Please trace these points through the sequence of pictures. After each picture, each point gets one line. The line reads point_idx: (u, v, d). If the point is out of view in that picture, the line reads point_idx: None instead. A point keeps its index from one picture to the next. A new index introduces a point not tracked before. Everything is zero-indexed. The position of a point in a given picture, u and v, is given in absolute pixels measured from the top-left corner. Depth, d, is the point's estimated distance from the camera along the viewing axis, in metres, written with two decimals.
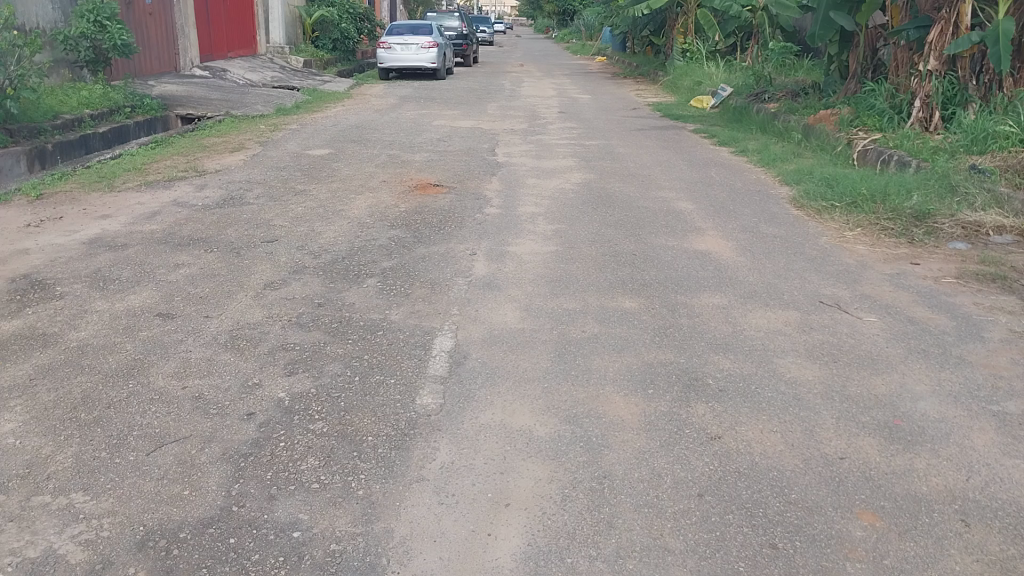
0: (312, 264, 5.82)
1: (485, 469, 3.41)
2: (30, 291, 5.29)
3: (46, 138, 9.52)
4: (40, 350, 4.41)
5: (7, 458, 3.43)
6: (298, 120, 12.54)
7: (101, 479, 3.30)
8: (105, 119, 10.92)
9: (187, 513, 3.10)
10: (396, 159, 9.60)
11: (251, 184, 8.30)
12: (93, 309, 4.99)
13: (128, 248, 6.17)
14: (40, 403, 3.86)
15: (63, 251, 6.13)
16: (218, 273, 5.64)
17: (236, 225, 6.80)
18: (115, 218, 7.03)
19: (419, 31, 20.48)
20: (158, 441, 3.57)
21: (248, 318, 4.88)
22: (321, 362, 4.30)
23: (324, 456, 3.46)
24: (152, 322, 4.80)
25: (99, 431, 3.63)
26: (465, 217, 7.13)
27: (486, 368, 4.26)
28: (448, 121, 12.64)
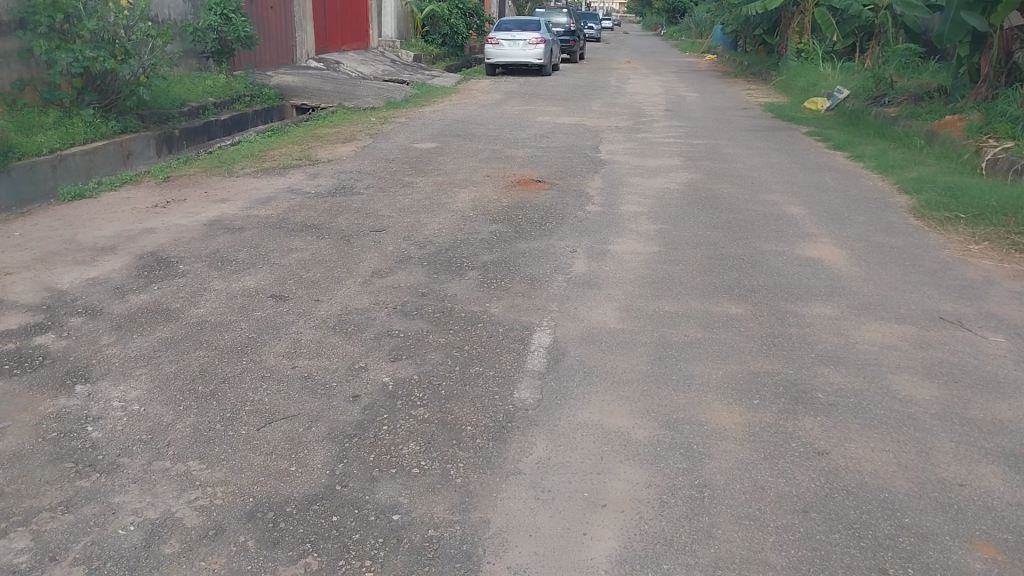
0: (417, 254, 5.94)
1: (582, 468, 3.39)
2: (156, 268, 5.60)
3: (174, 124, 10.07)
4: (163, 324, 4.68)
5: (132, 424, 3.65)
6: (406, 113, 12.82)
7: (216, 449, 3.47)
8: (227, 108, 11.46)
9: (293, 488, 3.22)
10: (499, 154, 9.67)
11: (361, 174, 8.54)
12: (212, 288, 5.25)
13: (245, 231, 6.46)
14: (161, 373, 4.10)
15: (186, 231, 6.47)
16: (328, 259, 5.83)
17: (346, 214, 7.01)
18: (234, 202, 7.37)
19: (527, 28, 20.54)
20: (268, 417, 3.72)
21: (355, 304, 5.03)
22: (424, 350, 4.39)
23: (424, 443, 3.53)
24: (267, 303, 5.00)
25: (214, 404, 3.82)
26: (567, 214, 7.12)
27: (586, 366, 4.25)
28: (553, 118, 12.63)
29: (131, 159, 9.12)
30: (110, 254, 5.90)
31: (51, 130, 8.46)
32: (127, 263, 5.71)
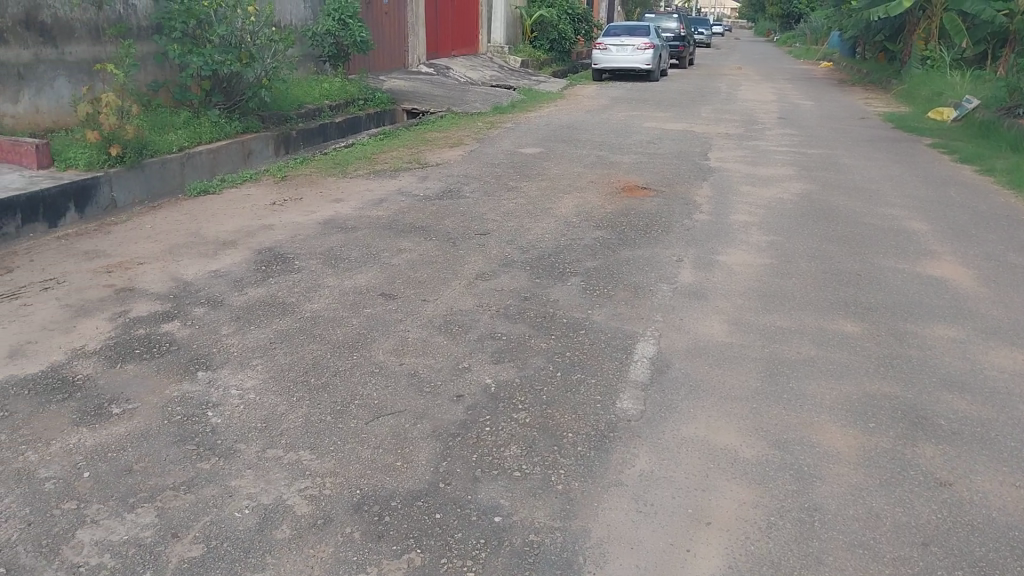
0: (521, 258, 5.98)
1: (686, 484, 3.32)
2: (273, 263, 5.85)
3: (292, 126, 10.50)
4: (279, 316, 4.88)
5: (249, 411, 3.82)
6: (513, 118, 12.93)
7: (325, 440, 3.59)
8: (341, 110, 11.85)
9: (398, 483, 3.29)
10: (605, 160, 9.61)
11: (468, 178, 8.67)
12: (325, 284, 5.44)
13: (357, 230, 6.66)
14: (276, 364, 4.28)
15: (302, 229, 6.73)
16: (435, 260, 5.94)
17: (453, 216, 7.13)
18: (347, 203, 7.61)
19: (636, 33, 20.38)
20: (376, 411, 3.82)
21: (460, 305, 5.10)
22: (527, 354, 4.40)
23: (526, 446, 3.54)
24: (376, 301, 5.14)
25: (325, 396, 3.96)
26: (674, 222, 7.01)
27: (691, 379, 4.16)
28: (659, 124, 12.46)
29: (252, 158, 9.57)
30: (232, 248, 6.21)
31: (181, 129, 8.97)
32: (247, 257, 5.99)
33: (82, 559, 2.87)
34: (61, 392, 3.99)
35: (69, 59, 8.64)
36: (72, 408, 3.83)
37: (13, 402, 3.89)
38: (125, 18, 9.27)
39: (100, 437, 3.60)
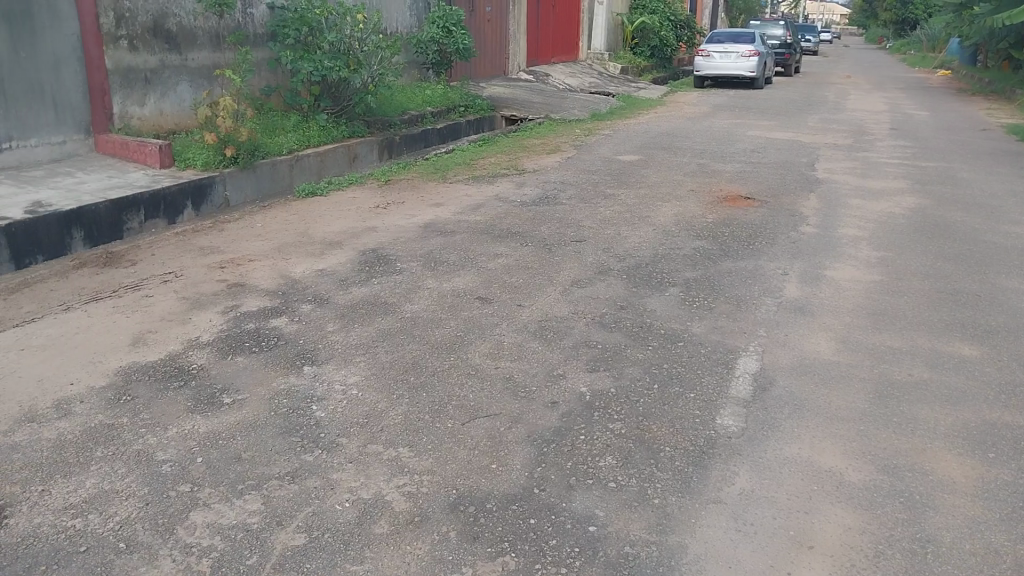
0: (618, 267, 5.93)
1: (788, 505, 3.21)
2: (375, 264, 6.00)
3: (396, 131, 10.75)
4: (381, 316, 5.01)
5: (351, 407, 3.93)
6: (612, 125, 12.86)
7: (423, 439, 3.65)
8: (443, 116, 12.06)
9: (494, 485, 3.32)
10: (706, 169, 9.44)
11: (565, 184, 8.67)
12: (425, 286, 5.54)
13: (455, 234, 6.76)
14: (377, 362, 4.39)
15: (403, 231, 6.89)
16: (532, 266, 5.97)
17: (550, 223, 7.15)
18: (446, 207, 7.74)
19: (740, 40, 19.94)
20: (472, 413, 3.87)
21: (556, 311, 5.10)
22: (623, 364, 4.36)
23: (622, 457, 3.51)
24: (474, 304, 5.21)
25: (424, 395, 4.03)
26: (778, 234, 6.81)
27: (795, 398, 4.03)
28: (763, 133, 12.14)
29: (356, 162, 9.85)
30: (337, 248, 6.41)
31: (291, 133, 9.33)
32: (351, 258, 6.18)
33: (194, 540, 3.01)
34: (178, 379, 4.21)
35: (191, 64, 9.13)
36: (187, 396, 4.04)
37: (135, 387, 4.13)
38: (243, 27, 9.73)
39: (212, 425, 3.78)
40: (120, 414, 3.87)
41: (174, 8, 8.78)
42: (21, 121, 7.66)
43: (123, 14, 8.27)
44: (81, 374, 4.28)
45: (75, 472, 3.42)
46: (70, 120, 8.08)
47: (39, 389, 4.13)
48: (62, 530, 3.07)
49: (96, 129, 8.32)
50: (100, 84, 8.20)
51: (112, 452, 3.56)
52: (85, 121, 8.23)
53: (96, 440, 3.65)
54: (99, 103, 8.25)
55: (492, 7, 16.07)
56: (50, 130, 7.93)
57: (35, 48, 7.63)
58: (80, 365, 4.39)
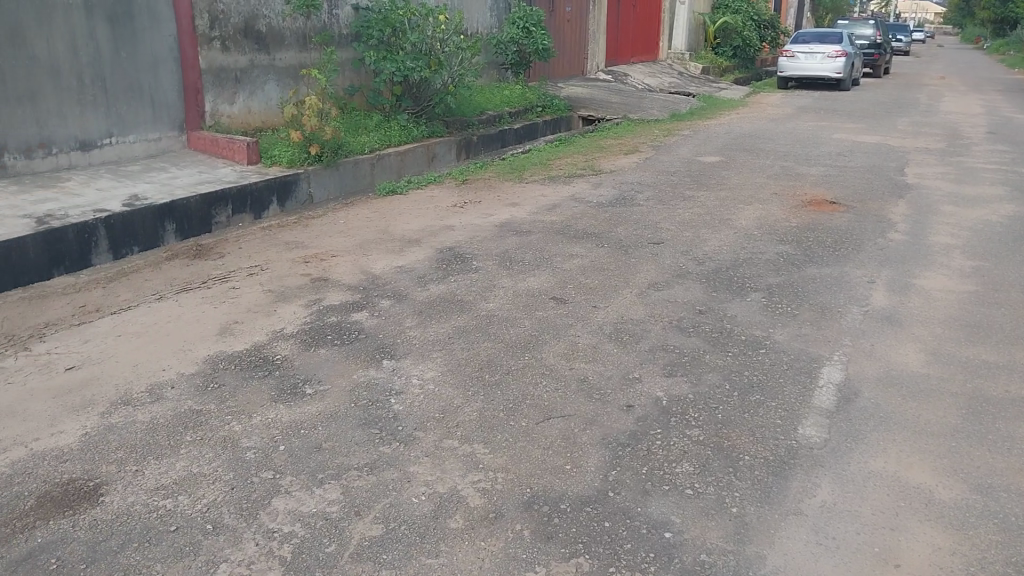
0: (697, 270, 5.84)
1: (873, 521, 3.11)
2: (452, 262, 6.06)
3: (474, 130, 10.84)
4: (457, 313, 5.06)
5: (427, 402, 3.98)
6: (692, 126, 12.66)
7: (498, 436, 3.67)
8: (521, 116, 12.10)
9: (568, 486, 3.31)
10: (789, 172, 9.20)
11: (643, 186, 8.59)
12: (500, 285, 5.57)
13: (531, 234, 6.77)
14: (453, 359, 4.43)
15: (479, 230, 6.94)
16: (609, 267, 5.93)
17: (627, 224, 7.09)
18: (522, 207, 7.76)
19: (827, 40, 19.37)
20: (546, 413, 3.87)
21: (632, 314, 5.06)
22: (701, 370, 4.29)
23: (699, 464, 3.45)
24: (549, 304, 5.21)
25: (499, 393, 4.05)
26: (865, 241, 6.59)
27: (881, 410, 3.89)
28: (850, 136, 11.76)
29: (435, 161, 9.97)
30: (415, 246, 6.51)
31: (372, 132, 9.52)
32: (429, 255, 6.26)
33: (276, 526, 3.10)
34: (263, 369, 4.35)
35: (279, 64, 9.41)
36: (271, 385, 4.16)
37: (222, 375, 4.29)
38: (328, 28, 9.97)
39: (295, 414, 3.89)
40: (209, 401, 4.02)
41: (264, 10, 9.07)
42: (121, 118, 8.03)
43: (216, 15, 8.59)
44: (173, 361, 4.46)
45: (166, 454, 3.57)
46: (165, 117, 8.44)
47: (134, 373, 4.33)
48: (153, 509, 3.21)
49: (189, 127, 8.66)
50: (193, 83, 8.54)
51: (200, 437, 3.70)
52: (179, 119, 8.58)
53: (186, 425, 3.80)
54: (193, 101, 8.59)
55: (572, 7, 16.04)
56: (147, 127, 8.29)
57: (135, 49, 8.00)
58: (172, 352, 4.57)
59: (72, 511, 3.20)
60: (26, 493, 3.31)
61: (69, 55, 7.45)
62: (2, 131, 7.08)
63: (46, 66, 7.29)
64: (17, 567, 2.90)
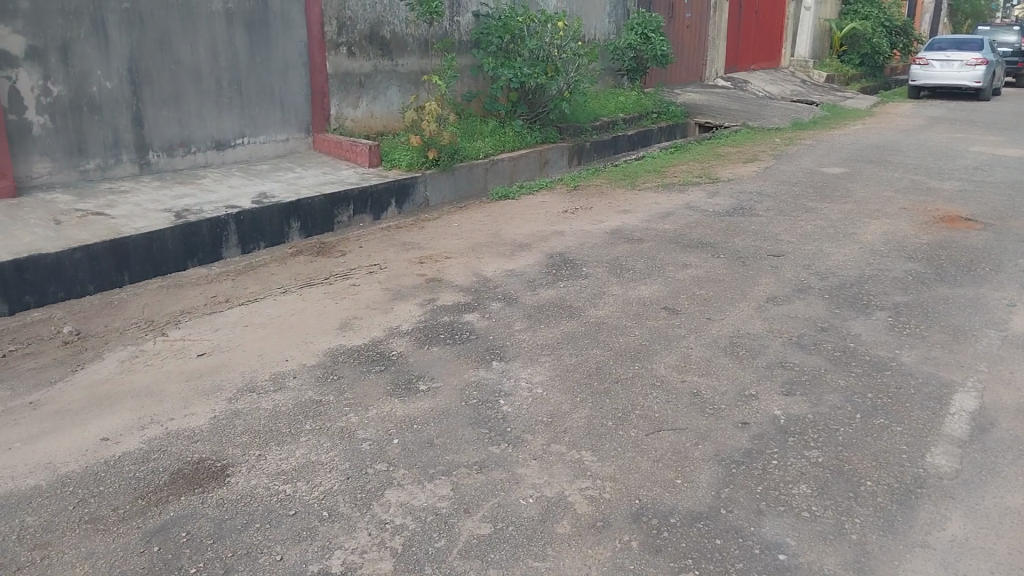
0: (818, 285, 5.62)
1: (1010, 561, 2.90)
2: (563, 268, 6.07)
3: (587, 137, 10.82)
4: (567, 319, 5.06)
5: (536, 405, 4.00)
6: (814, 136, 12.20)
7: (607, 445, 3.65)
8: (635, 123, 11.98)
9: (678, 500, 3.25)
10: (920, 186, 8.72)
11: (761, 196, 8.34)
12: (612, 292, 5.53)
13: (643, 242, 6.69)
14: (562, 364, 4.43)
15: (591, 237, 6.92)
16: (724, 279, 5.79)
17: (744, 235, 6.91)
18: (635, 214, 7.69)
19: (965, 47, 18.26)
20: (657, 425, 3.81)
21: (748, 327, 4.92)
22: (821, 390, 4.12)
23: (818, 487, 3.32)
24: (661, 314, 5.13)
25: (609, 402, 4.02)
26: (1004, 261, 6.17)
27: (1021, 443, 3.63)
28: (989, 149, 11.04)
29: (547, 167, 10.02)
30: (526, 250, 6.55)
31: (488, 137, 9.65)
32: (540, 260, 6.29)
33: (389, 517, 3.18)
34: (378, 364, 4.49)
35: (401, 70, 9.68)
36: (387, 380, 4.29)
37: (341, 368, 4.45)
38: (449, 34, 10.20)
39: (408, 409, 3.98)
40: (327, 392, 4.17)
41: (389, 17, 9.37)
42: (254, 120, 8.47)
43: (345, 22, 8.94)
44: (295, 352, 4.66)
45: (287, 441, 3.73)
46: (293, 120, 8.84)
47: (260, 362, 4.55)
48: (274, 493, 3.36)
49: (315, 129, 9.04)
50: (321, 88, 8.92)
51: (319, 426, 3.85)
52: (306, 121, 8.97)
53: (306, 414, 3.97)
54: (319, 105, 8.97)
55: (691, 13, 15.80)
56: (277, 129, 8.71)
57: (269, 55, 8.43)
58: (294, 344, 4.78)
59: (201, 489, 3.39)
60: (160, 469, 3.53)
61: (209, 60, 7.93)
62: (149, 130, 7.60)
63: (189, 70, 7.78)
64: (151, 538, 3.09)
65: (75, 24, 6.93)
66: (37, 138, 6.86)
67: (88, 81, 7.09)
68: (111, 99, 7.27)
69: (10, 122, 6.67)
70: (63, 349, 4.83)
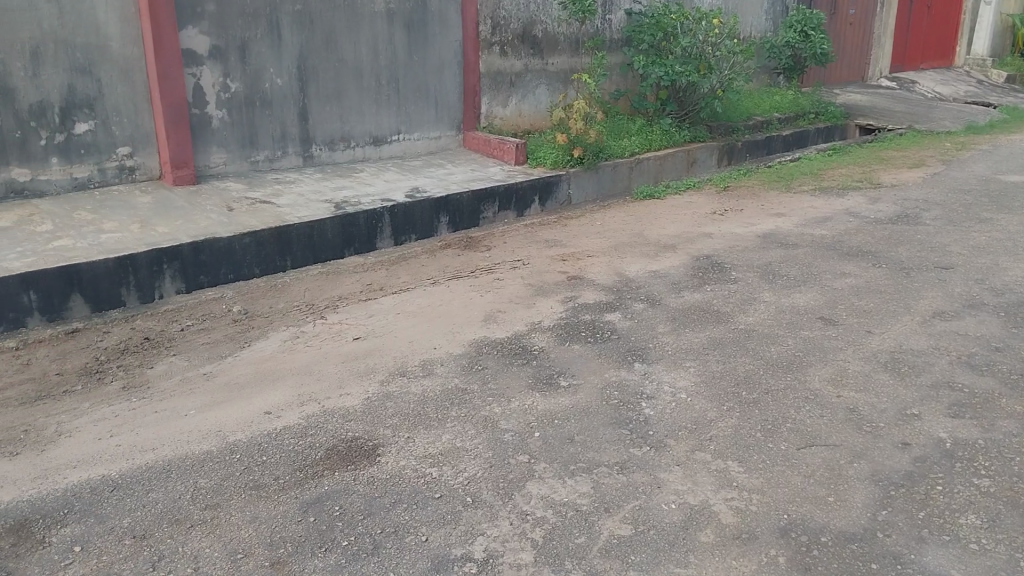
0: (993, 302, 5.20)
1: None
2: (710, 271, 5.92)
3: (738, 137, 10.49)
4: (714, 324, 4.93)
5: (681, 410, 3.93)
6: (992, 140, 11.27)
7: (754, 456, 3.53)
8: (790, 123, 11.50)
9: (831, 518, 3.11)
10: None
11: (929, 203, 7.79)
12: (762, 298, 5.35)
13: (797, 248, 6.42)
14: (708, 370, 4.33)
15: (741, 240, 6.71)
16: (886, 290, 5.46)
17: (909, 244, 6.48)
18: (788, 218, 7.39)
19: None
20: (809, 440, 3.65)
21: (912, 343, 4.62)
22: (995, 415, 3.81)
23: (988, 518, 3.07)
24: (816, 324, 4.91)
25: (757, 412, 3.89)
26: None
27: None
28: None
29: (695, 167, 9.80)
30: (672, 252, 6.44)
31: (635, 135, 9.55)
32: (686, 262, 6.17)
33: (530, 509, 3.23)
34: (521, 357, 4.55)
35: (551, 69, 9.76)
36: (530, 373, 4.35)
37: (485, 359, 4.54)
38: (601, 33, 10.17)
39: (550, 404, 4.02)
40: (472, 381, 4.28)
41: (542, 16, 9.46)
42: (409, 117, 8.79)
43: (499, 21, 9.12)
44: (443, 341, 4.81)
45: (434, 426, 3.85)
46: (446, 117, 9.11)
47: (409, 349, 4.72)
48: (421, 475, 3.48)
49: (466, 126, 9.27)
50: (473, 86, 9.13)
51: (464, 414, 3.96)
52: (458, 119, 9.21)
53: (452, 401, 4.09)
54: (471, 103, 9.18)
55: (856, 9, 15.00)
56: (430, 126, 9.00)
57: (426, 54, 8.73)
58: (442, 333, 4.93)
59: (353, 466, 3.56)
60: (317, 444, 3.74)
61: (370, 59, 8.30)
62: (313, 125, 8.06)
63: (351, 69, 8.18)
64: (308, 509, 3.28)
65: (252, 24, 7.44)
66: (216, 130, 7.43)
67: (261, 78, 7.59)
68: (281, 96, 7.76)
69: (194, 115, 7.26)
70: (233, 326, 5.21)
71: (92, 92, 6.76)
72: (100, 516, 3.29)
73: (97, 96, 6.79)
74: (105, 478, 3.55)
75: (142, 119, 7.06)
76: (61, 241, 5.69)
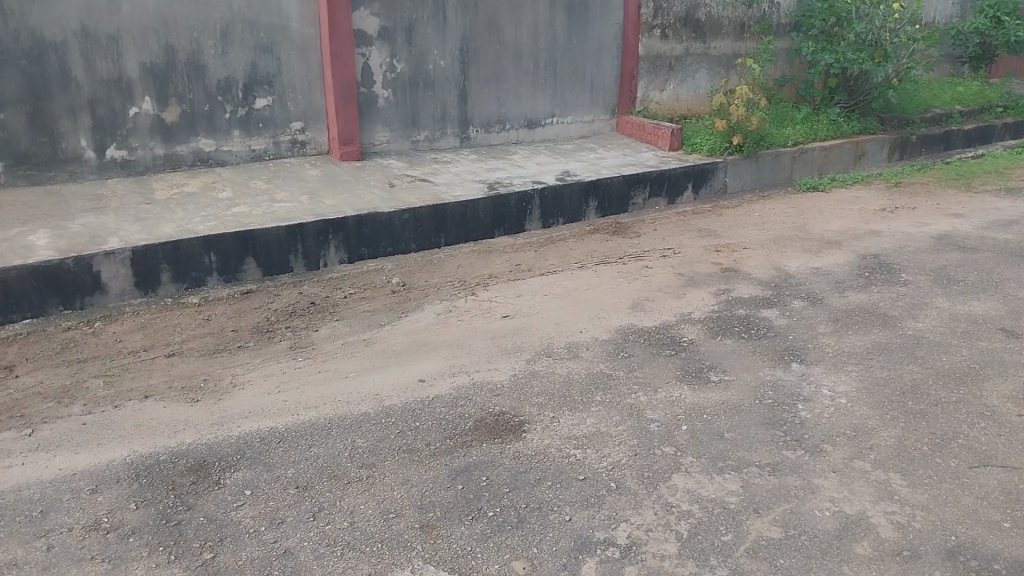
0: None
1: None
2: (877, 272, 5.59)
3: (914, 129, 9.78)
4: (879, 328, 4.65)
5: (839, 415, 3.74)
6: None
7: (920, 471, 3.31)
8: (974, 117, 10.60)
9: (1006, 546, 2.88)
10: None
11: None
12: (935, 304, 4.99)
13: (977, 252, 5.94)
14: (872, 376, 4.10)
15: (913, 240, 6.28)
16: None
17: None
18: (967, 220, 6.84)
19: None
20: (983, 459, 3.38)
21: None
22: None
23: None
24: (996, 336, 4.53)
25: (925, 424, 3.65)
26: None
27: None
28: None
29: (863, 160, 9.25)
30: (835, 248, 6.12)
31: (799, 124, 9.11)
32: (851, 260, 5.84)
33: (675, 501, 3.19)
34: (669, 348, 4.48)
35: (712, 53, 9.46)
36: (678, 365, 4.27)
37: (632, 347, 4.51)
38: (768, 17, 9.73)
39: (698, 398, 3.94)
40: (619, 367, 4.27)
41: None
42: (564, 100, 8.81)
43: (661, 5, 8.92)
44: (589, 325, 4.81)
45: (580, 409, 3.87)
46: (601, 101, 9.06)
47: (556, 330, 4.76)
48: (566, 455, 3.51)
49: (621, 111, 9.17)
50: (630, 70, 9.01)
51: (610, 400, 3.95)
52: (613, 104, 9.13)
53: (598, 385, 4.09)
54: (627, 87, 9.08)
55: None
56: (585, 110, 8.98)
57: (585, 38, 8.69)
58: (589, 317, 4.93)
59: (500, 439, 3.64)
60: (467, 415, 3.85)
61: (530, 42, 8.36)
62: (471, 107, 8.23)
63: (511, 51, 8.27)
64: (456, 477, 3.39)
65: (420, 6, 7.66)
66: (381, 109, 7.74)
67: (425, 59, 7.83)
68: (443, 77, 7.97)
69: (362, 94, 7.59)
70: (391, 297, 5.44)
71: (272, 69, 7.21)
72: (267, 465, 3.53)
73: (276, 73, 7.24)
74: (272, 430, 3.81)
75: (314, 96, 7.47)
76: (239, 208, 6.13)
